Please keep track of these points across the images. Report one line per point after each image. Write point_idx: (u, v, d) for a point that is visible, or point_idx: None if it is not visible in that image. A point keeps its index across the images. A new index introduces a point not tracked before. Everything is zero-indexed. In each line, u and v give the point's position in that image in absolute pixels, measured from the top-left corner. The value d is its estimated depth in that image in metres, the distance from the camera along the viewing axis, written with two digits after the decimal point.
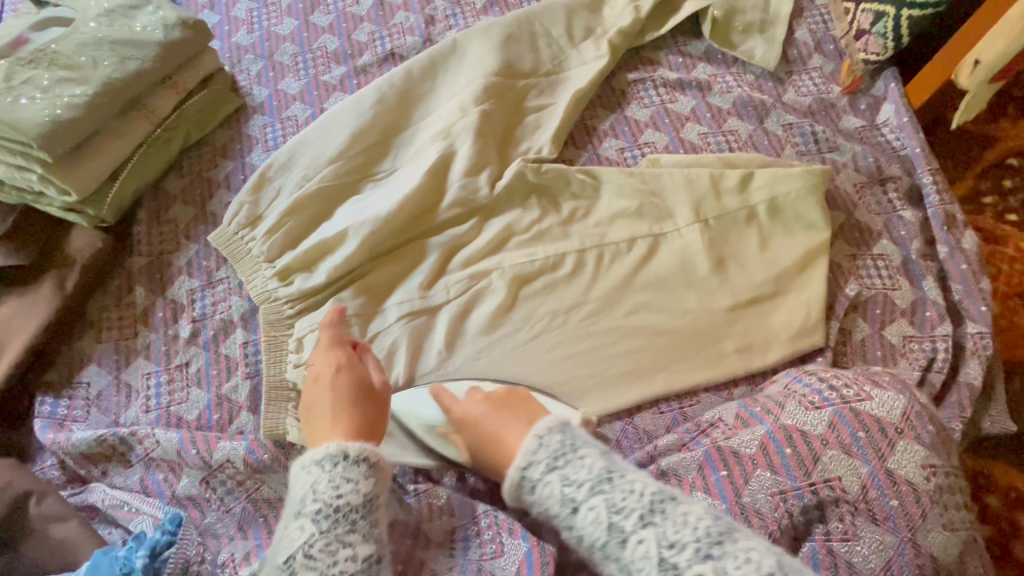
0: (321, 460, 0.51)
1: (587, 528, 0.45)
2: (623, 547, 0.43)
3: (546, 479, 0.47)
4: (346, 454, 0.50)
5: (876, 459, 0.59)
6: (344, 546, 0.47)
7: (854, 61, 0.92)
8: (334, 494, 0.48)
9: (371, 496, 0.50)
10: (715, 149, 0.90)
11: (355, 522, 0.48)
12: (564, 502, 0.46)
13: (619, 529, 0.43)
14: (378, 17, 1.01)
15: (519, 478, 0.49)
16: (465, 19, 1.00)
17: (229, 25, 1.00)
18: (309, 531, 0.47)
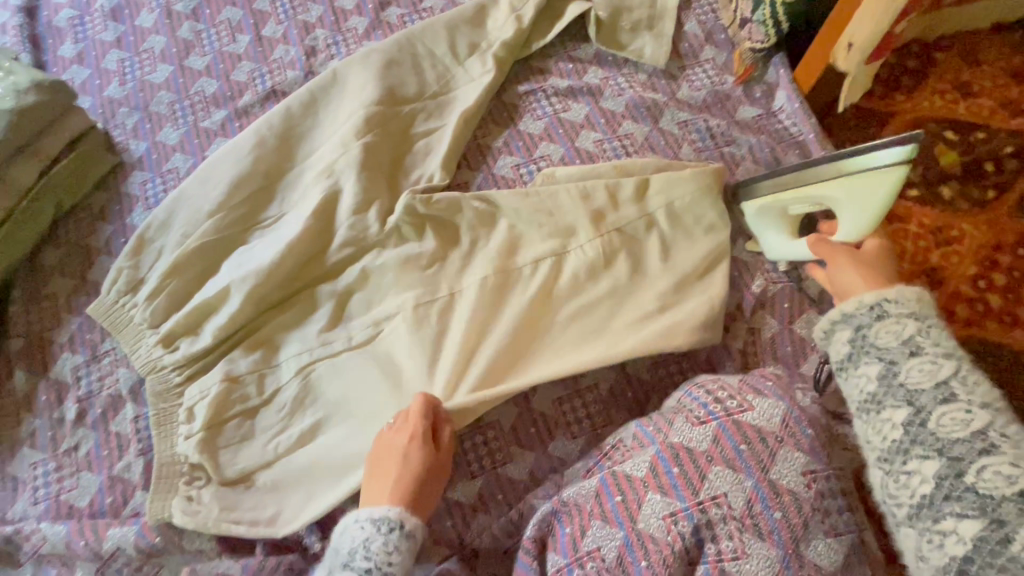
0: (377, 520, 0.58)
1: (880, 335, 0.53)
2: (941, 411, 0.48)
3: (895, 312, 0.53)
4: (401, 524, 0.58)
5: (758, 472, 0.58)
6: None
7: (743, 50, 0.90)
8: (386, 559, 0.56)
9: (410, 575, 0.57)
10: (611, 156, 0.87)
11: None
12: (904, 343, 0.52)
13: (983, 438, 0.45)
14: (257, 54, 0.97)
15: (868, 303, 0.55)
16: (347, 46, 0.97)
17: (100, 79, 0.96)
18: None
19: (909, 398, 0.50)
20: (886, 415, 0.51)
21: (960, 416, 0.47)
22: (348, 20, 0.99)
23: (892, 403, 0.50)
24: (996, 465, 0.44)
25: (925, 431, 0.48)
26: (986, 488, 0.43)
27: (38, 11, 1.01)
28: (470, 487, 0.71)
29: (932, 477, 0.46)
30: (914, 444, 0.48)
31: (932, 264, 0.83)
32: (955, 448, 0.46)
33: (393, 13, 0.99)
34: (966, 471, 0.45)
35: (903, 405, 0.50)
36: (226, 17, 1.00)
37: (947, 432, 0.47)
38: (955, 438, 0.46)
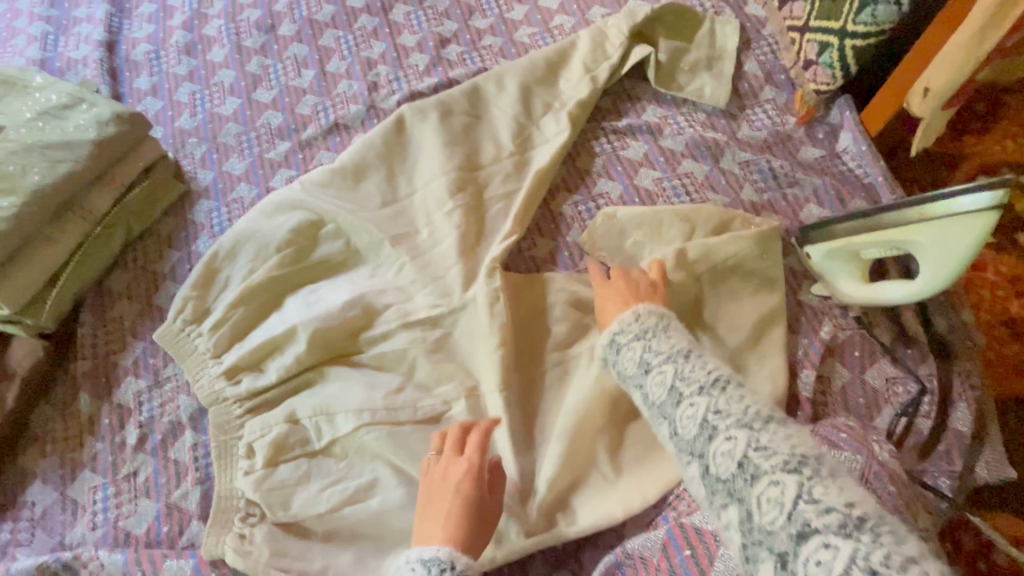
0: (427, 561, 0.50)
1: (654, 390, 0.53)
2: (681, 412, 0.49)
3: (627, 341, 0.58)
4: (453, 564, 0.50)
5: None
6: None
7: (806, 91, 0.89)
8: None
9: None
10: (671, 195, 0.86)
11: None
12: (640, 365, 0.55)
13: (709, 424, 0.47)
14: (321, 88, 1.00)
15: (608, 342, 0.60)
16: (408, 82, 0.99)
17: (172, 110, 1.00)
18: None
19: (696, 449, 0.47)
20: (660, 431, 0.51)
21: (725, 446, 0.45)
22: (409, 57, 1.01)
23: (688, 458, 0.48)
24: (723, 445, 0.45)
25: (731, 489, 0.44)
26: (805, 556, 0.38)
27: (118, 46, 1.06)
28: None
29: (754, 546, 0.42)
30: (715, 496, 0.45)
31: (1011, 314, 0.79)
32: (699, 446, 0.47)
33: (452, 51, 1.02)
34: (708, 461, 0.46)
35: (693, 460, 0.47)
36: (293, 53, 1.04)
37: (687, 432, 0.48)
38: (692, 434, 0.48)
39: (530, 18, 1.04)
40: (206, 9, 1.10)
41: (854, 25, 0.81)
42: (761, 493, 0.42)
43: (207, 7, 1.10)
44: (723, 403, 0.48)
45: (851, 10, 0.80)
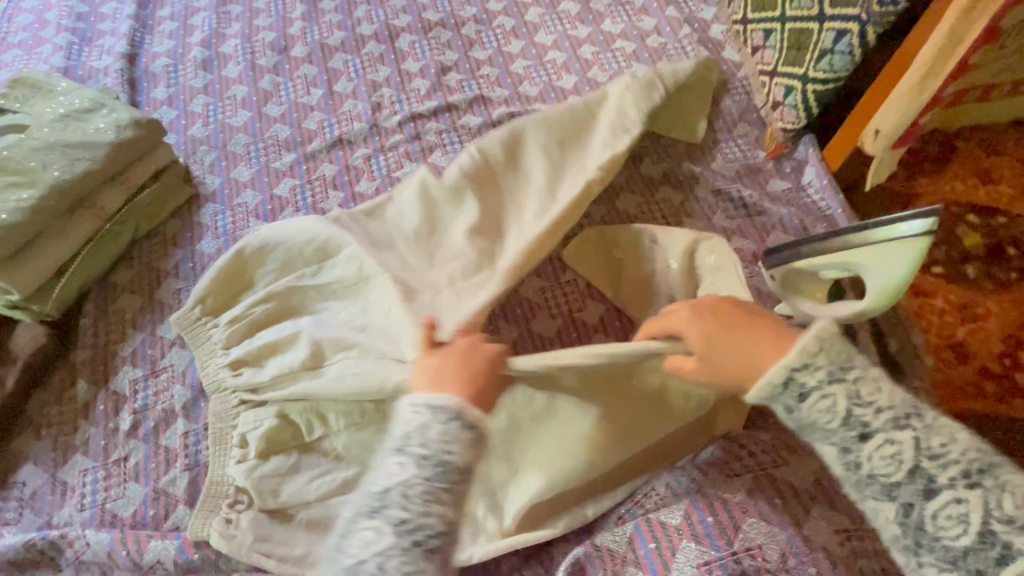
0: (437, 407, 0.51)
1: (876, 461, 0.46)
2: (890, 464, 0.46)
3: (813, 387, 0.48)
4: (464, 415, 0.50)
5: (792, 525, 0.61)
6: (437, 504, 0.48)
7: (774, 129, 0.97)
8: (441, 447, 0.49)
9: (470, 466, 0.50)
10: (649, 218, 0.93)
11: (452, 484, 0.49)
12: (845, 421, 0.47)
13: (935, 489, 0.45)
14: (328, 106, 1.07)
15: (779, 381, 0.49)
16: (410, 104, 1.06)
17: (186, 119, 1.06)
18: (409, 472, 0.49)
19: (890, 493, 0.46)
20: (874, 506, 0.48)
21: (954, 511, 0.44)
22: (412, 82, 1.09)
23: (876, 498, 0.47)
24: (949, 508, 0.44)
25: (926, 536, 0.45)
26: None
27: (138, 58, 1.13)
28: None
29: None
30: (924, 552, 0.45)
31: (958, 339, 0.85)
32: (905, 496, 0.46)
33: (452, 78, 1.09)
34: (923, 525, 0.45)
35: (887, 501, 0.46)
36: (303, 73, 1.11)
37: (925, 507, 0.45)
38: (901, 484, 0.46)
39: (526, 52, 1.12)
40: (224, 29, 1.18)
41: (816, 72, 0.89)
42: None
43: (225, 27, 1.18)
44: (956, 458, 0.45)
45: (812, 58, 0.89)
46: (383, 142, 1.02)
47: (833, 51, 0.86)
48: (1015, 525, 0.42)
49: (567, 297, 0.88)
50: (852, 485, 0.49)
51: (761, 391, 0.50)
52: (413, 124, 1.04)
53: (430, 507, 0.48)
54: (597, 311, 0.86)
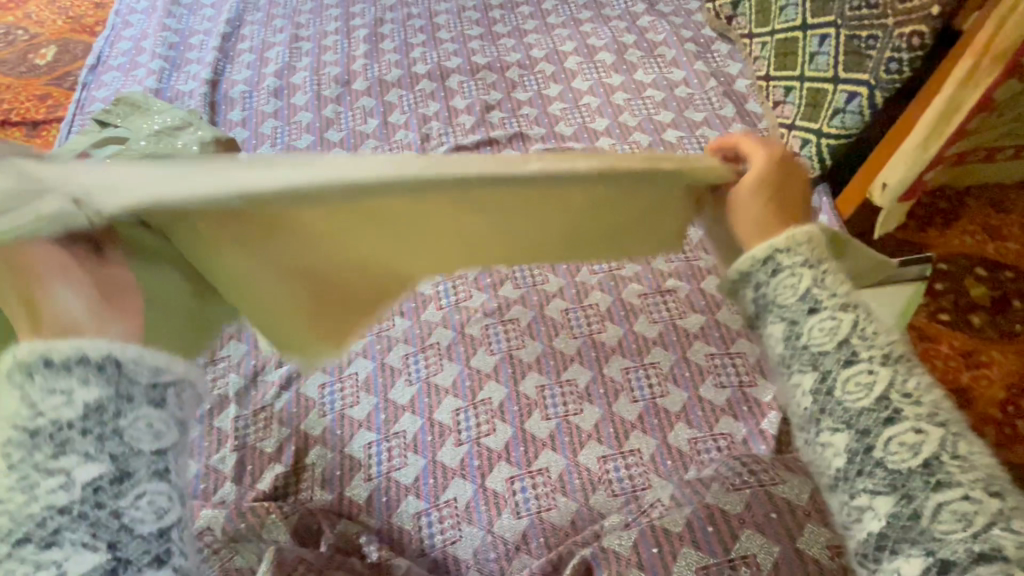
0: (9, 372, 0.33)
1: (815, 335, 0.43)
2: (818, 330, 0.43)
3: (792, 265, 0.45)
4: (43, 359, 0.32)
5: (787, 539, 0.65)
6: (50, 473, 0.32)
7: None
8: (28, 415, 0.32)
9: (94, 404, 0.33)
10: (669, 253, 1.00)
11: (71, 440, 0.32)
12: (802, 296, 0.44)
13: (850, 352, 0.42)
14: (382, 135, 1.19)
15: (762, 256, 0.46)
16: (456, 136, 1.17)
17: (256, 139, 1.19)
18: (2, 466, 0.32)
19: (816, 361, 0.43)
20: (795, 380, 0.44)
21: (864, 380, 0.41)
22: (459, 117, 1.20)
23: (799, 367, 0.43)
24: (860, 375, 0.41)
25: (832, 400, 0.42)
26: (894, 462, 0.39)
27: (219, 84, 1.28)
28: (516, 525, 0.78)
29: (844, 450, 0.40)
30: (824, 416, 0.42)
31: (962, 383, 0.89)
32: (826, 362, 0.42)
33: (495, 115, 1.20)
34: (834, 388, 0.42)
35: (810, 369, 0.43)
36: (362, 104, 1.24)
37: (850, 377, 0.41)
38: (826, 351, 0.43)
39: (563, 95, 1.23)
40: (296, 62, 1.32)
41: (828, 128, 0.96)
42: (893, 436, 0.39)
43: (297, 60, 1.32)
44: (876, 337, 0.43)
45: (826, 115, 0.96)
46: None
47: (845, 110, 0.93)
48: (909, 399, 0.40)
49: (588, 320, 0.95)
50: (782, 363, 0.45)
51: (742, 260, 0.46)
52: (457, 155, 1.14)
53: (47, 481, 0.32)
54: (617, 333, 0.93)
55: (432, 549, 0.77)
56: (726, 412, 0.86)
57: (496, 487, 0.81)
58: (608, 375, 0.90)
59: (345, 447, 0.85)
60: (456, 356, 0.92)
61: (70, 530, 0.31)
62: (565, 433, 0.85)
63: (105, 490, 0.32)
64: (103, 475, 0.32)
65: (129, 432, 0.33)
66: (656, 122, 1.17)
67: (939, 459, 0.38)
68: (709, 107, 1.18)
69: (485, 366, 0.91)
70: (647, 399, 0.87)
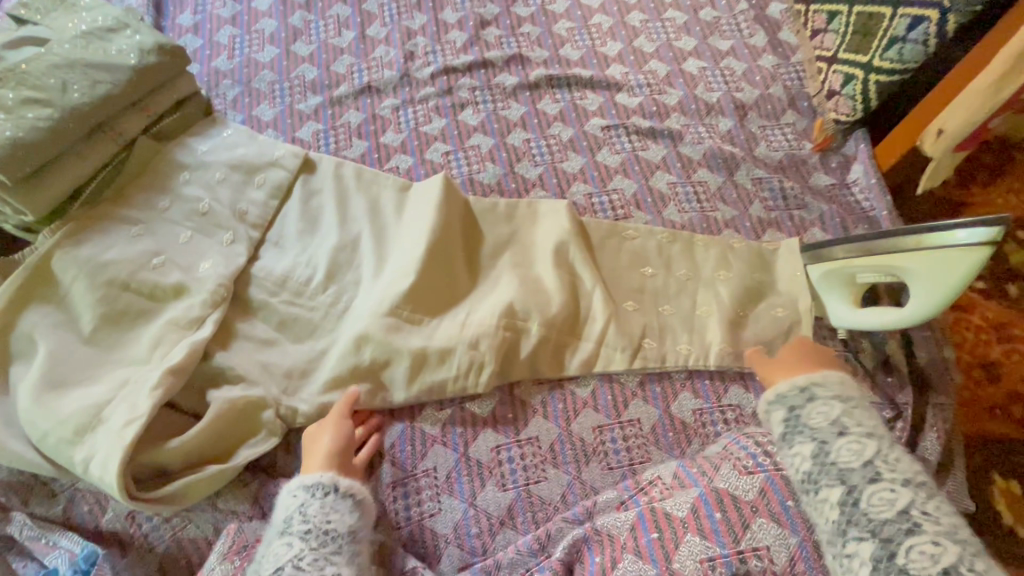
0: (311, 487, 0.64)
1: (842, 453, 0.58)
2: (841, 445, 0.58)
3: (825, 396, 0.62)
4: (336, 487, 0.64)
5: (804, 531, 0.59)
6: (329, 564, 0.59)
7: (826, 119, 0.91)
8: (323, 521, 0.62)
9: (354, 528, 0.62)
10: (682, 201, 0.89)
11: (340, 546, 0.61)
12: (833, 424, 0.60)
13: (872, 469, 0.56)
14: (359, 50, 1.02)
15: (801, 386, 0.64)
16: (444, 56, 1.01)
17: (210, 50, 1.02)
18: (297, 547, 0.60)
19: (843, 478, 0.56)
20: (824, 493, 0.57)
21: (887, 495, 0.54)
22: (449, 33, 1.04)
23: (828, 483, 0.57)
24: (883, 492, 0.54)
25: (858, 512, 0.54)
26: (916, 569, 0.49)
27: None
28: (500, 499, 0.71)
29: (870, 559, 0.51)
30: (852, 525, 0.53)
31: (991, 359, 0.82)
32: (851, 477, 0.56)
33: (491, 33, 1.04)
34: (858, 496, 0.55)
35: (838, 485, 0.56)
36: (336, 13, 1.06)
37: (878, 500, 0.54)
38: (851, 467, 0.57)
39: (570, 12, 1.06)
40: None
41: (880, 61, 0.82)
42: (915, 544, 0.50)
43: None
44: (891, 459, 0.57)
45: (879, 46, 0.82)
46: (413, 94, 0.98)
47: (904, 39, 0.79)
48: (929, 518, 0.52)
49: None
50: (809, 479, 0.58)
51: (781, 386, 0.65)
52: (446, 78, 0.99)
53: (327, 569, 0.59)
54: None
55: (407, 522, 0.70)
56: (737, 379, 0.78)
57: (479, 457, 0.74)
58: None
59: None
60: None
61: None
62: (559, 400, 0.77)
63: None
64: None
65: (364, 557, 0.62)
66: (675, 49, 1.02)
67: (957, 568, 0.48)
68: (737, 34, 1.03)
69: None
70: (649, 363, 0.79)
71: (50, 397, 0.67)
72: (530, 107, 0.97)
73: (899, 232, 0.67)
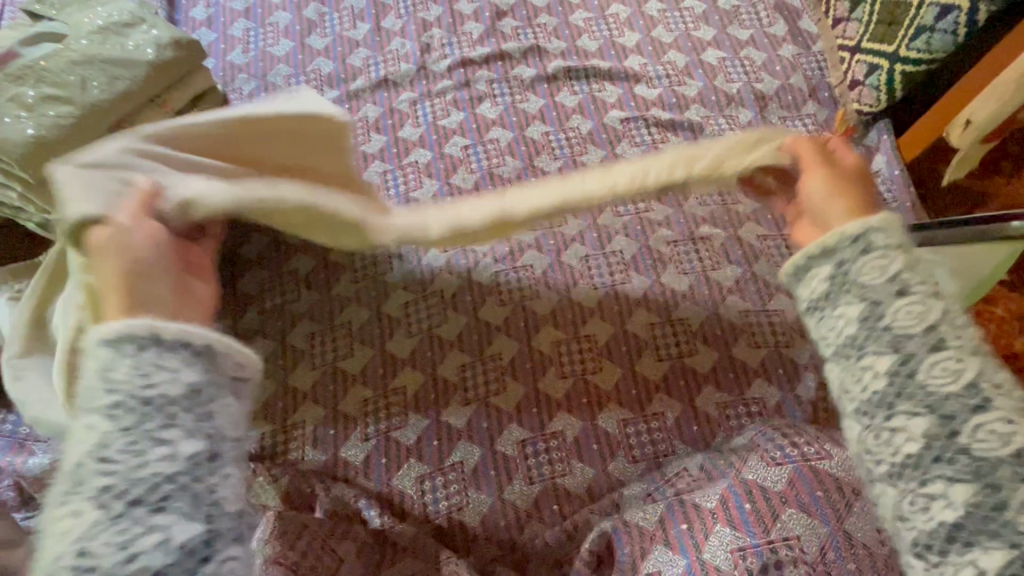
0: (120, 340, 0.37)
1: (901, 316, 0.37)
2: (900, 306, 0.37)
3: (882, 247, 0.39)
4: (158, 337, 0.37)
5: (835, 520, 0.58)
6: (157, 444, 0.34)
7: (849, 109, 0.91)
8: (141, 385, 0.35)
9: (198, 389, 0.37)
10: (703, 193, 0.88)
11: (175, 417, 0.35)
12: (893, 275, 0.38)
13: (936, 333, 0.36)
14: (374, 43, 1.01)
15: (851, 233, 0.40)
16: (460, 48, 1.00)
17: (225, 44, 1.02)
18: (100, 430, 0.34)
19: (898, 343, 0.37)
20: (869, 364, 0.37)
21: (953, 365, 0.35)
22: (464, 25, 1.03)
23: (875, 349, 0.37)
24: (948, 359, 0.35)
25: (914, 384, 0.35)
26: (982, 451, 0.33)
27: None
28: (527, 492, 0.72)
29: (922, 438, 0.34)
30: (902, 397, 0.36)
31: (1015, 351, 0.82)
32: (909, 345, 0.36)
33: (507, 24, 1.03)
34: (917, 369, 0.36)
35: (889, 351, 0.37)
36: (350, 5, 1.05)
37: (937, 386, 0.35)
38: (913, 333, 0.36)
39: (587, 2, 1.05)
40: None
41: (909, 51, 0.81)
42: (983, 423, 0.33)
43: None
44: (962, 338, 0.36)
45: (906, 35, 0.81)
46: (430, 87, 0.97)
47: (933, 28, 0.78)
48: (1001, 390, 0.34)
49: (611, 269, 0.84)
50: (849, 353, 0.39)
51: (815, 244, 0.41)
52: (463, 70, 0.98)
53: (153, 450, 0.34)
54: (642, 285, 0.83)
55: (436, 515, 0.71)
56: (759, 373, 0.78)
57: (506, 451, 0.74)
58: (631, 332, 0.80)
59: (339, 404, 0.77)
60: (462, 307, 0.82)
61: (174, 507, 0.33)
62: (583, 393, 0.77)
63: (195, 467, 0.34)
64: (199, 452, 0.35)
65: (224, 429, 0.37)
66: (695, 39, 1.01)
67: None
68: (757, 24, 1.01)
69: (494, 318, 0.82)
70: (674, 357, 0.79)
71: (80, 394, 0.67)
72: (548, 99, 0.96)
73: (948, 224, 0.63)
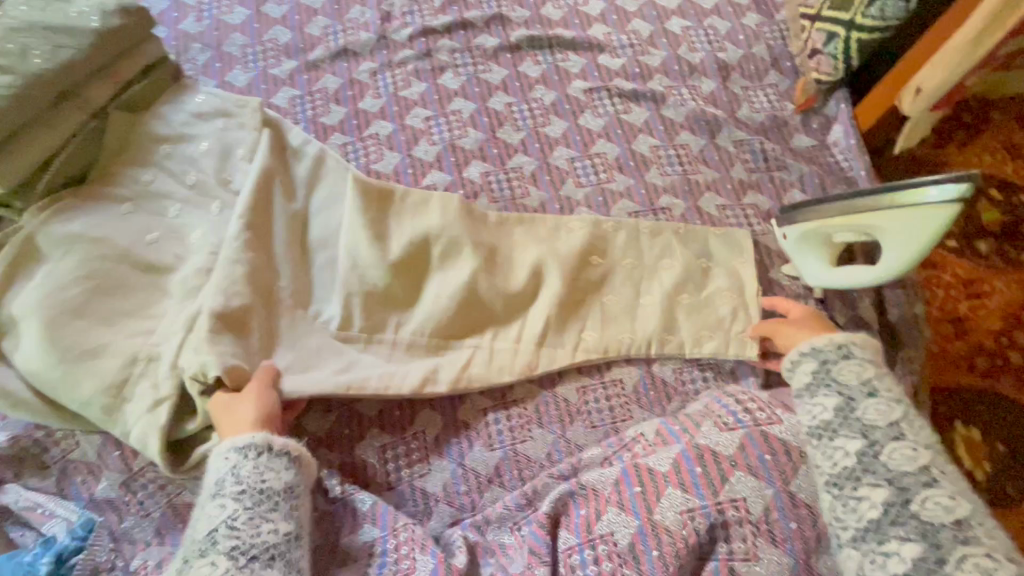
0: (242, 447, 0.59)
1: (868, 411, 0.60)
2: (869, 405, 0.60)
3: (859, 357, 0.64)
4: (270, 447, 0.60)
5: (779, 481, 0.61)
6: (265, 522, 0.57)
7: (807, 80, 0.91)
8: (257, 480, 0.58)
9: (292, 484, 0.60)
10: (665, 165, 0.89)
11: (277, 503, 0.58)
12: (863, 383, 0.62)
13: (897, 427, 0.58)
14: (333, 11, 0.99)
15: (837, 343, 0.65)
16: (422, 17, 0.98)
17: (177, 12, 0.98)
18: (229, 508, 0.57)
19: (866, 432, 0.59)
20: (842, 442, 0.59)
21: (908, 452, 0.56)
22: None
23: (848, 434, 0.60)
24: (903, 449, 0.57)
25: (876, 462, 0.57)
26: (928, 515, 0.52)
27: None
28: (489, 458, 0.74)
29: (882, 501, 0.55)
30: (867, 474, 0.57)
31: (958, 314, 0.89)
32: (875, 434, 0.59)
33: None
34: (880, 450, 0.58)
35: (859, 437, 0.59)
36: None
37: (896, 465, 0.56)
38: (875, 425, 0.59)
39: None
40: None
41: (863, 18, 0.82)
42: (929, 495, 0.53)
43: None
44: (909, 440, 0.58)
45: (862, 2, 0.82)
46: (391, 58, 0.95)
47: None
48: (941, 475, 0.55)
49: None
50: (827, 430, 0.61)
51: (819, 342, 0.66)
52: (424, 40, 0.96)
53: (263, 526, 0.56)
54: None
55: (399, 483, 0.73)
56: None
57: (468, 420, 0.76)
58: None
59: None
60: None
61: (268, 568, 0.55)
62: None
63: (288, 541, 0.57)
64: (290, 531, 0.58)
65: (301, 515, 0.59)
66: (659, 7, 1.00)
67: (968, 520, 0.52)
68: None
69: None
70: None
71: (59, 375, 0.66)
72: (511, 69, 0.95)
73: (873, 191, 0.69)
